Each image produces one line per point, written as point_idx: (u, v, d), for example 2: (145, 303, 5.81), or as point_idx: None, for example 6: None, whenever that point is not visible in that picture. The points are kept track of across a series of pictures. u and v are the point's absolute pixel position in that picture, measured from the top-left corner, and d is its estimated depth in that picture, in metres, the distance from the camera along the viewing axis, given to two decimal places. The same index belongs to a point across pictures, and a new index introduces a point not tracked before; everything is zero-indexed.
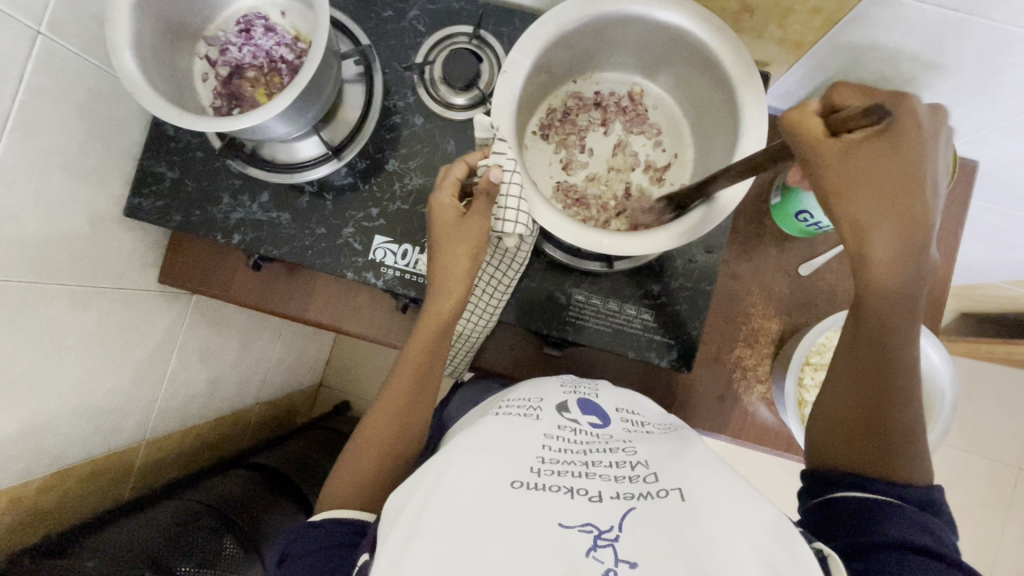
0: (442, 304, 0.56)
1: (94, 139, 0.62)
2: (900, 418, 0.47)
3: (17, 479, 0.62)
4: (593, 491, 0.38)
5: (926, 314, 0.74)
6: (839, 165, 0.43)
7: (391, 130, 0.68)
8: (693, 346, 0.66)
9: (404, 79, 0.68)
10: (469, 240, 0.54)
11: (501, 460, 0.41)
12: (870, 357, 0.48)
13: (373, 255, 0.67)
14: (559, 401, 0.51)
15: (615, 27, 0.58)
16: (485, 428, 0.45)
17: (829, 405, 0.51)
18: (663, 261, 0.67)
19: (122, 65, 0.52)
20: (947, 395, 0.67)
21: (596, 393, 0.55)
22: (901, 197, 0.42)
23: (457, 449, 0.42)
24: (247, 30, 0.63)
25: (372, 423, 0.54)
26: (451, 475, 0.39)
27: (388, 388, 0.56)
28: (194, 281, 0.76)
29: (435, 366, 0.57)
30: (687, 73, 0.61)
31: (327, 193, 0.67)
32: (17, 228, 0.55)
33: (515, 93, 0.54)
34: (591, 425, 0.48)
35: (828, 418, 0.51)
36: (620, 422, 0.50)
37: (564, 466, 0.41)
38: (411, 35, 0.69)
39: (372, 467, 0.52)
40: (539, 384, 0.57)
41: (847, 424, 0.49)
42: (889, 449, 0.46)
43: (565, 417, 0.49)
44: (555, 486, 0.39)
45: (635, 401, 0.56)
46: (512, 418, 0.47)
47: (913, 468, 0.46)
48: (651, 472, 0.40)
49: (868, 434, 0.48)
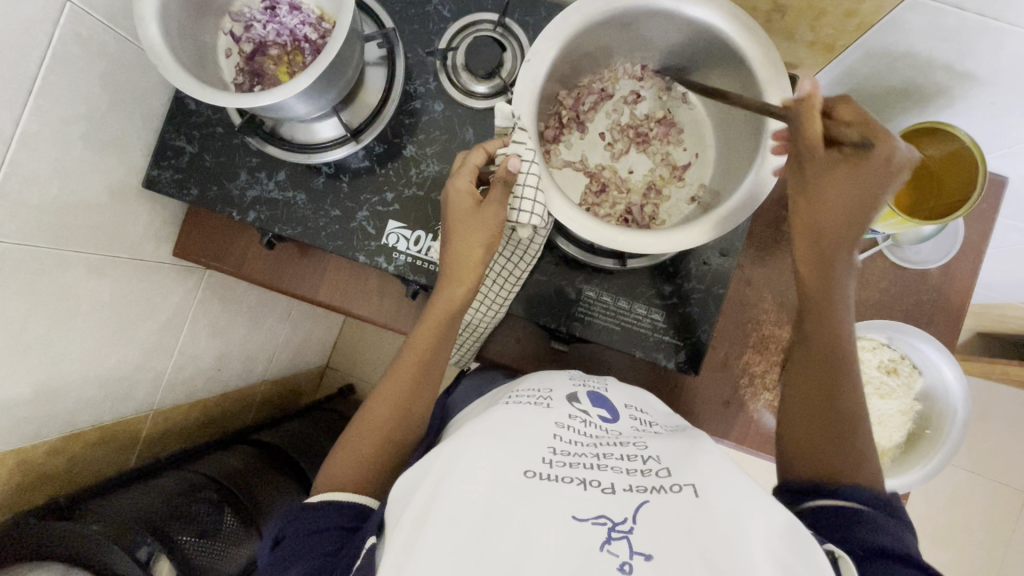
0: (453, 291, 0.56)
1: (115, 109, 0.63)
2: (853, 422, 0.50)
3: (27, 440, 0.63)
4: (606, 483, 0.38)
5: (942, 330, 0.73)
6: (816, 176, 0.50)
7: (410, 115, 0.68)
8: (702, 349, 0.65)
9: (426, 65, 0.68)
10: (485, 230, 0.54)
11: (514, 450, 0.40)
12: (819, 360, 0.52)
13: (385, 240, 0.67)
14: (569, 394, 0.51)
15: (643, 19, 0.57)
16: (497, 416, 0.45)
17: (786, 402, 0.54)
18: (676, 261, 0.66)
19: (148, 36, 0.52)
20: (958, 414, 0.65)
21: (604, 387, 0.55)
22: (848, 214, 0.50)
23: (467, 436, 0.42)
24: (272, 7, 0.64)
25: (376, 406, 0.55)
26: (462, 461, 0.39)
27: (393, 371, 0.56)
28: (207, 256, 0.76)
29: (442, 353, 0.57)
30: (713, 69, 0.60)
31: (344, 175, 0.67)
32: (38, 193, 0.55)
33: (537, 84, 0.53)
34: (601, 418, 0.48)
35: (787, 429, 0.53)
36: (628, 418, 0.50)
37: (576, 459, 0.41)
38: (436, 20, 0.68)
39: (373, 451, 0.53)
40: (548, 376, 0.57)
41: (805, 419, 0.52)
42: (846, 455, 0.48)
43: (575, 408, 0.49)
44: (568, 477, 0.39)
45: (642, 397, 0.56)
46: (523, 408, 0.47)
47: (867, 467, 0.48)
48: (663, 467, 0.40)
49: (822, 427, 0.50)
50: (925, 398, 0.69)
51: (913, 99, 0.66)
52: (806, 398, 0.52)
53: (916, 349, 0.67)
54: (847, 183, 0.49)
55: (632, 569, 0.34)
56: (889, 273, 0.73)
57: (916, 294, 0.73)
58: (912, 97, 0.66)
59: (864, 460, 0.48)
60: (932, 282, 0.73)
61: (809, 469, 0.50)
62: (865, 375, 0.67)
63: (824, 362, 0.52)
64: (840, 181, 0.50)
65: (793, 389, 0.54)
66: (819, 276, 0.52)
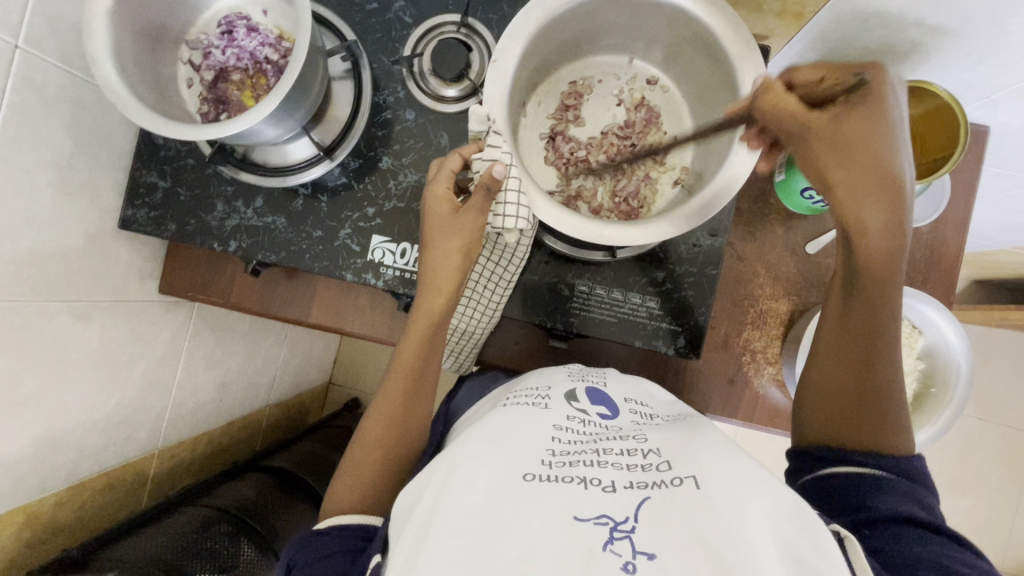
0: (433, 301, 0.55)
1: (82, 151, 0.61)
2: (889, 395, 0.49)
3: (32, 495, 0.62)
4: (607, 482, 0.38)
5: (938, 286, 0.72)
6: (833, 129, 0.47)
7: (382, 126, 0.67)
8: (700, 332, 0.65)
9: (393, 73, 0.67)
10: (463, 236, 0.54)
11: (513, 454, 0.40)
12: (855, 331, 0.50)
13: (371, 256, 0.66)
14: (567, 392, 0.51)
15: (605, 6, 0.56)
16: (494, 421, 0.45)
17: (818, 369, 0.54)
18: (667, 247, 0.65)
19: (104, 76, 0.51)
20: (962, 369, 0.66)
21: (604, 381, 0.55)
22: (880, 165, 0.46)
23: (467, 444, 0.42)
24: (229, 31, 0.62)
25: (372, 424, 0.54)
26: (461, 470, 0.39)
27: (388, 384, 0.55)
28: (195, 290, 0.75)
29: (432, 359, 0.57)
30: (683, 48, 0.59)
31: (322, 194, 0.66)
32: (12, 248, 0.54)
33: (506, 83, 0.52)
34: (600, 416, 0.48)
35: (817, 384, 0.54)
36: (629, 413, 0.49)
37: (576, 457, 0.40)
38: (399, 27, 0.67)
39: (376, 470, 0.52)
40: (546, 373, 0.56)
41: (838, 388, 0.51)
42: (876, 427, 0.49)
43: (573, 408, 0.48)
44: (568, 477, 0.38)
45: (643, 389, 0.56)
46: (520, 409, 0.46)
47: (897, 438, 0.49)
48: (663, 461, 0.39)
49: (857, 400, 0.50)
50: (938, 362, 0.68)
51: (888, 58, 0.65)
52: (838, 366, 0.52)
53: (916, 311, 0.68)
54: (863, 128, 0.46)
55: (636, 569, 0.32)
56: None
57: (908, 252, 0.73)
58: (887, 57, 0.65)
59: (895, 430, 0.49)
60: (923, 238, 0.72)
61: (832, 433, 0.51)
62: None
63: (864, 333, 0.50)
64: (856, 131, 0.46)
65: (826, 355, 0.53)
66: (864, 231, 0.47)
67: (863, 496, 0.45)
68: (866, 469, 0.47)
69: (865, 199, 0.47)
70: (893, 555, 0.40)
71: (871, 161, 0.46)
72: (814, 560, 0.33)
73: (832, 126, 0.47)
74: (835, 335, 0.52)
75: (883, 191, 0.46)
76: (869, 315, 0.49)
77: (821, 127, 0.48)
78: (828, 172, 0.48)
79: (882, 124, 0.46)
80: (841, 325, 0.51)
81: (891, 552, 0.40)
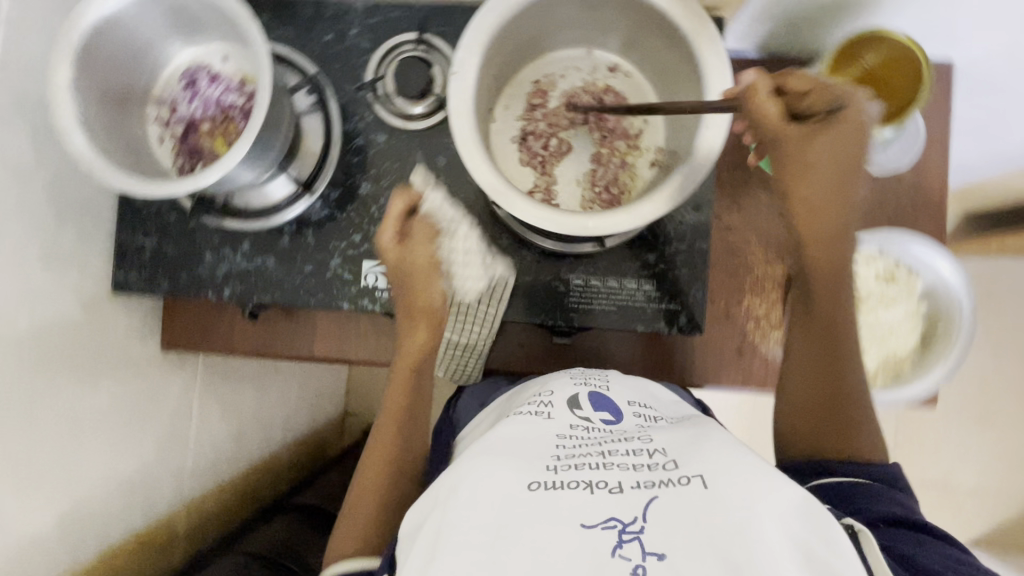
0: (413, 338, 0.59)
1: (66, 222, 0.62)
2: (854, 401, 0.55)
3: (66, 568, 0.62)
4: (613, 483, 0.37)
5: (928, 225, 0.73)
6: (801, 144, 0.52)
7: (357, 153, 0.67)
8: (700, 307, 0.65)
9: (359, 100, 0.67)
10: (418, 269, 0.58)
11: (518, 463, 0.40)
12: (819, 340, 0.56)
13: (364, 282, 0.66)
14: (570, 398, 0.50)
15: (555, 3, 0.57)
16: (499, 433, 0.44)
17: (784, 379, 0.58)
18: (654, 228, 0.66)
19: (75, 146, 0.51)
20: (964, 304, 0.66)
21: (607, 386, 0.55)
22: (838, 181, 0.53)
23: (473, 455, 0.41)
24: (193, 83, 0.63)
25: (367, 459, 0.57)
26: (466, 483, 0.39)
27: (384, 409, 0.59)
28: (196, 341, 0.76)
29: (420, 394, 0.60)
30: (639, 32, 0.59)
31: (307, 229, 0.67)
32: (10, 327, 0.55)
33: (469, 93, 0.53)
34: (604, 422, 0.48)
35: (789, 363, 0.58)
36: (632, 416, 0.49)
37: (581, 460, 0.40)
38: (358, 53, 0.67)
39: (375, 505, 0.54)
40: (550, 379, 0.56)
41: (805, 397, 0.56)
42: (846, 436, 0.54)
43: (576, 416, 0.48)
44: (575, 483, 0.38)
45: (646, 391, 0.56)
46: (523, 420, 0.46)
47: (866, 443, 0.54)
48: (669, 460, 0.39)
49: (826, 409, 0.55)
50: (938, 296, 0.69)
51: (844, 10, 0.65)
52: (807, 378, 0.56)
53: (908, 252, 0.67)
54: (828, 147, 0.52)
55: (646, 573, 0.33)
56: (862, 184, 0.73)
57: (894, 197, 0.73)
58: (842, 9, 0.65)
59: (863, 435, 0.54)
60: (907, 181, 0.73)
61: (805, 443, 0.56)
62: (865, 290, 0.68)
63: (829, 344, 0.55)
64: (818, 150, 0.52)
65: (793, 368, 0.57)
66: (811, 235, 0.54)
67: (854, 503, 0.48)
68: (848, 479, 0.50)
69: (818, 216, 0.53)
70: (896, 555, 0.42)
71: (840, 162, 0.52)
72: (826, 556, 0.33)
73: (801, 136, 0.52)
74: (804, 347, 0.56)
75: (837, 206, 0.53)
76: (828, 327, 0.55)
77: (792, 138, 0.52)
78: (794, 185, 0.54)
79: (850, 146, 0.51)
80: (805, 334, 0.56)
81: (894, 557, 0.41)
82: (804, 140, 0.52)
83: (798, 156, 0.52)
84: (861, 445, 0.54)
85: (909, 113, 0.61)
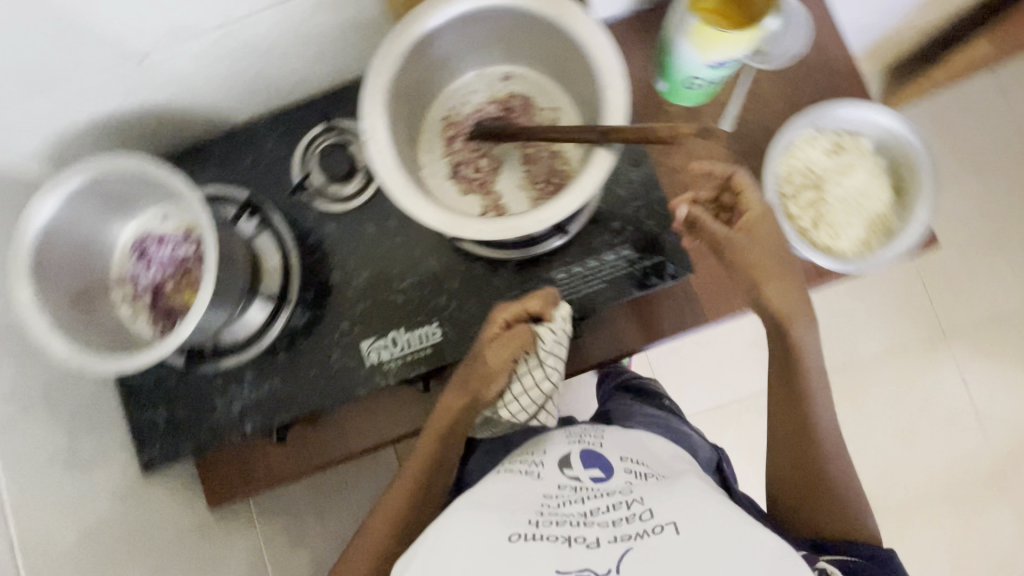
0: (450, 397, 0.61)
1: (76, 427, 0.63)
2: (836, 476, 0.63)
3: None
4: (590, 537, 0.44)
5: (850, 88, 0.75)
6: (747, 237, 0.60)
7: (315, 249, 0.69)
8: (681, 249, 0.66)
9: (298, 202, 0.70)
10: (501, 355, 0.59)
11: (504, 520, 0.47)
12: (796, 419, 0.64)
13: (370, 361, 0.67)
14: (562, 458, 0.57)
15: (429, 45, 0.59)
16: (491, 492, 0.52)
17: (777, 456, 0.66)
18: (607, 198, 0.68)
19: (56, 353, 0.53)
20: (915, 143, 0.68)
21: (600, 442, 0.60)
22: (783, 269, 0.60)
23: (462, 510, 0.49)
24: (144, 252, 0.65)
25: (386, 505, 0.63)
26: (453, 536, 0.46)
27: (413, 454, 0.63)
28: (241, 487, 0.75)
29: (451, 446, 0.63)
30: (514, 35, 0.62)
31: (298, 337, 0.68)
32: (61, 546, 0.55)
33: (389, 152, 0.54)
34: (594, 479, 0.54)
35: (777, 455, 0.66)
36: (623, 472, 0.54)
37: (562, 517, 0.47)
38: (279, 162, 0.70)
39: (381, 540, 0.62)
40: (546, 437, 0.63)
41: (795, 472, 0.64)
42: (834, 511, 0.62)
43: (566, 477, 0.54)
44: (554, 535, 0.45)
45: (638, 448, 0.61)
46: (515, 481, 0.54)
47: (850, 520, 0.62)
48: (644, 510, 0.47)
49: (814, 488, 0.63)
50: (894, 143, 0.70)
51: None
52: (791, 454, 0.65)
53: (841, 119, 0.69)
54: (763, 238, 0.60)
55: None
56: (774, 79, 0.75)
57: (808, 78, 0.75)
58: None
59: (848, 509, 0.62)
60: (813, 59, 0.75)
61: (804, 521, 0.64)
62: (819, 171, 0.70)
63: (803, 424, 0.64)
64: (761, 236, 0.60)
65: (779, 445, 0.66)
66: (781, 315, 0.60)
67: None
68: (845, 556, 0.59)
69: (774, 284, 0.60)
70: None
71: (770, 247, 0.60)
72: None
73: (746, 239, 0.60)
74: (785, 421, 0.65)
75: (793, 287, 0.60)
76: (799, 409, 0.64)
77: (739, 239, 0.60)
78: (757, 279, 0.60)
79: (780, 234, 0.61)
80: (782, 409, 0.65)
81: None
82: (750, 236, 0.60)
83: (748, 245, 0.59)
84: (847, 523, 0.62)
85: (764, 26, 0.61)
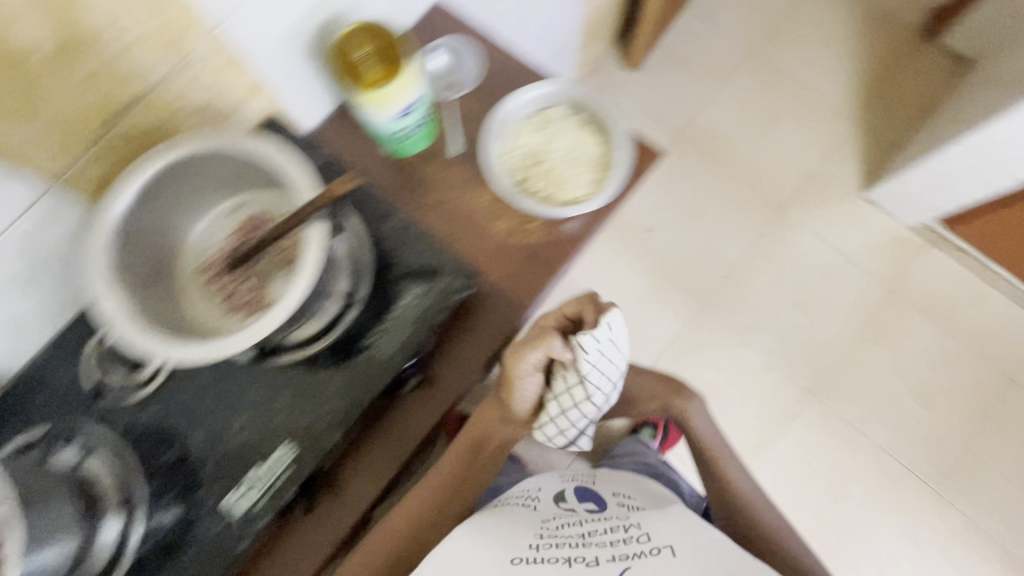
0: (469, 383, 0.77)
1: None
2: (763, 517, 0.89)
3: None
4: (591, 557, 0.63)
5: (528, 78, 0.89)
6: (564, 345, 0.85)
7: (143, 442, 0.69)
8: (456, 264, 0.75)
9: (107, 408, 0.70)
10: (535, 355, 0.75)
11: (510, 542, 0.65)
12: (723, 479, 0.94)
13: (239, 513, 0.66)
14: (555, 495, 0.81)
15: (140, 219, 0.65)
16: (496, 517, 0.71)
17: (718, 503, 0.94)
18: (377, 257, 0.75)
19: None
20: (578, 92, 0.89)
21: (592, 483, 0.89)
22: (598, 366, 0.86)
23: (469, 530, 0.67)
24: None
25: (398, 515, 0.77)
26: (466, 549, 0.64)
27: (443, 463, 0.82)
28: None
29: (471, 459, 0.83)
30: (214, 174, 0.69)
31: (160, 533, 0.65)
32: None
33: (136, 320, 0.58)
34: (588, 509, 0.78)
35: (718, 505, 0.94)
36: (613, 506, 0.80)
37: (566, 536, 0.68)
38: (74, 383, 0.71)
39: (399, 533, 0.76)
40: (542, 478, 0.87)
41: (732, 514, 0.92)
42: (768, 546, 0.86)
43: (563, 508, 0.78)
44: (557, 556, 0.64)
45: (626, 491, 0.87)
46: (519, 508, 0.76)
47: (782, 555, 0.85)
48: (639, 531, 0.69)
49: (745, 526, 0.89)
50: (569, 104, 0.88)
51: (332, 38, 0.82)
52: (726, 502, 0.93)
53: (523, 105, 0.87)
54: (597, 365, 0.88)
55: None
56: (469, 99, 0.88)
57: (494, 86, 0.89)
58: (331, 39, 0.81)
59: (776, 547, 0.86)
60: (489, 71, 0.89)
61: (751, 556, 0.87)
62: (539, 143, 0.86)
63: (725, 483, 0.93)
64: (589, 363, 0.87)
65: (717, 496, 0.94)
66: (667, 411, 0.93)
67: None
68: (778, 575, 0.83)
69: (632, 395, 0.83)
70: None
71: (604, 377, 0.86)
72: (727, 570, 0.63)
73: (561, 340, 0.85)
74: (715, 483, 0.95)
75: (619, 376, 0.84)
76: (720, 469, 0.94)
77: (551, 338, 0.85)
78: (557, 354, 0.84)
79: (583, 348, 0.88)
80: (710, 472, 0.96)
81: None
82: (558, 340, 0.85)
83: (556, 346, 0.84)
84: (786, 561, 0.84)
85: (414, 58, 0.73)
